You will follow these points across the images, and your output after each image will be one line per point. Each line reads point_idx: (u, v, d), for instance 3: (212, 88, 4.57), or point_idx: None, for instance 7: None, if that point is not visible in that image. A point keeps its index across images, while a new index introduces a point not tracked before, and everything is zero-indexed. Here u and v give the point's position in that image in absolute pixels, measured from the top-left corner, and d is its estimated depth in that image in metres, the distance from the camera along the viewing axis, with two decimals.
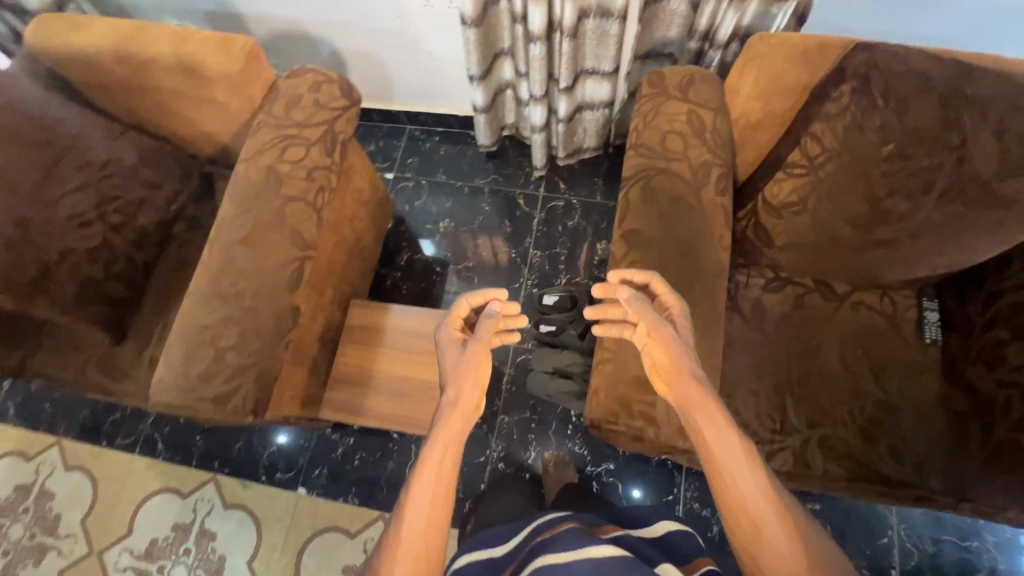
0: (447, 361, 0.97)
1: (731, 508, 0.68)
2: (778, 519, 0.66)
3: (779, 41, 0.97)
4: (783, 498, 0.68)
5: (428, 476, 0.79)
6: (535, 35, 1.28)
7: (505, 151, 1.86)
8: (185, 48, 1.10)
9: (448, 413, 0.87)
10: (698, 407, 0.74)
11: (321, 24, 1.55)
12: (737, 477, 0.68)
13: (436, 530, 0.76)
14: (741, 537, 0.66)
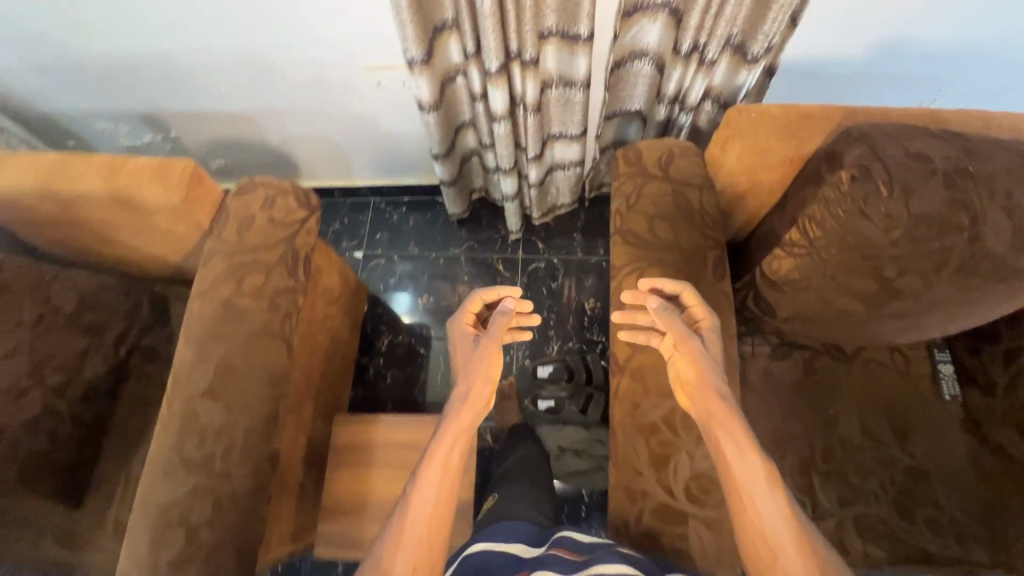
0: (456, 358, 0.89)
1: (746, 531, 0.68)
2: (796, 546, 0.66)
3: (760, 114, 0.92)
4: (803, 526, 0.67)
5: (434, 480, 0.79)
6: (498, 116, 1.20)
7: (476, 215, 1.78)
8: (117, 180, 0.99)
9: (457, 414, 0.83)
10: (725, 427, 0.72)
11: (268, 114, 1.46)
12: (757, 501, 0.68)
13: (440, 529, 0.77)
14: (754, 559, 0.67)
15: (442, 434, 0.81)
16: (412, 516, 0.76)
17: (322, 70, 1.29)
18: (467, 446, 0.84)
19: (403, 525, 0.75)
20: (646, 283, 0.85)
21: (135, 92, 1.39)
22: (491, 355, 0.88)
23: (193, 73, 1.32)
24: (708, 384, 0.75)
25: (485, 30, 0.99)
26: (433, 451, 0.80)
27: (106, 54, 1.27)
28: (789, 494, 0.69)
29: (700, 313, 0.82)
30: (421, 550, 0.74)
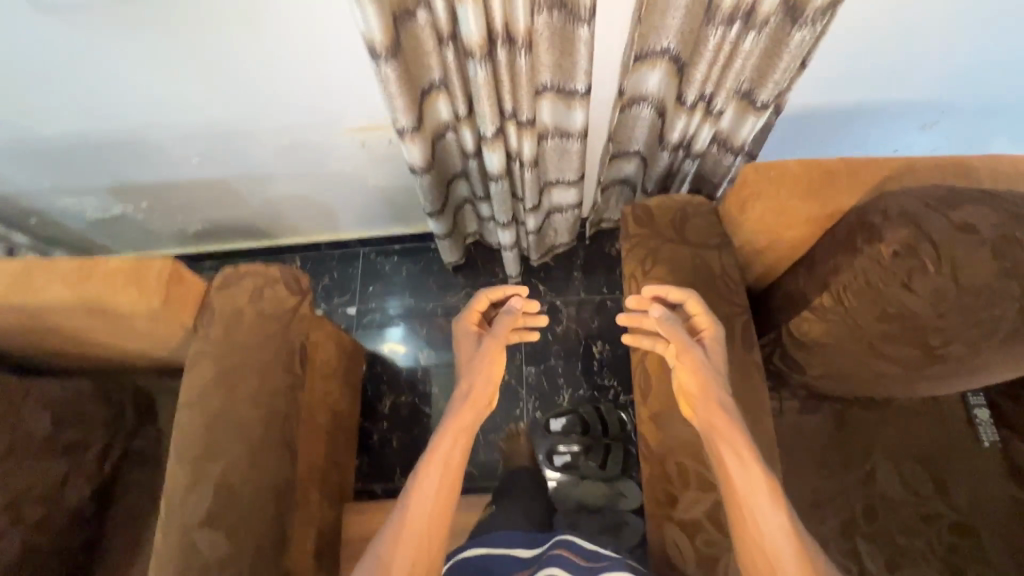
0: (462, 359, 0.93)
1: (745, 541, 0.67)
2: (795, 559, 0.64)
3: (778, 173, 0.87)
4: (803, 541, 0.66)
5: (435, 478, 0.78)
6: (495, 175, 1.12)
7: (472, 260, 1.71)
8: (86, 288, 0.90)
9: (460, 412, 0.85)
10: (726, 438, 0.73)
11: (245, 179, 1.36)
12: (757, 512, 0.67)
13: (438, 528, 0.76)
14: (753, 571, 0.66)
15: (444, 431, 0.83)
16: (407, 527, 0.74)
17: (302, 134, 1.21)
18: (467, 443, 0.85)
19: (399, 533, 0.74)
20: (650, 289, 0.86)
21: (100, 168, 1.29)
22: (495, 352, 0.91)
23: (161, 146, 1.22)
24: (711, 394, 0.76)
25: (479, 98, 0.91)
26: (434, 452, 0.81)
27: (65, 133, 1.17)
28: (791, 509, 0.69)
29: (701, 322, 0.83)
30: (419, 547, 0.73)
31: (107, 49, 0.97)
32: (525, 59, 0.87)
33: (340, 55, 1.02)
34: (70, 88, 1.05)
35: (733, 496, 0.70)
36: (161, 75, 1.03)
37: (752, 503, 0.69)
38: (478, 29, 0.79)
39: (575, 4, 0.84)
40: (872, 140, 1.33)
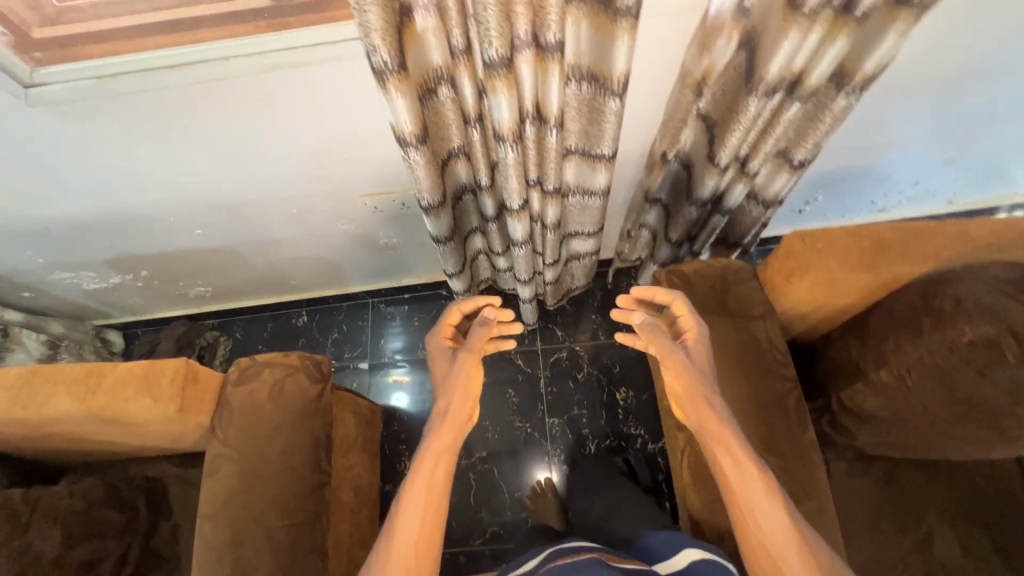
0: (438, 378, 0.89)
1: (748, 537, 0.69)
2: (798, 551, 0.66)
3: (825, 243, 0.83)
4: (802, 531, 0.68)
5: (418, 503, 0.74)
6: (517, 240, 1.07)
7: None
8: (93, 400, 0.83)
9: (439, 429, 0.80)
10: (718, 440, 0.73)
11: (251, 245, 1.31)
12: (757, 510, 0.69)
13: (429, 553, 0.72)
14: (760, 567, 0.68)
15: (422, 454, 0.79)
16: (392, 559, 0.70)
17: (309, 201, 1.15)
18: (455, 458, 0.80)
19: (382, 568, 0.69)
20: (633, 294, 0.85)
21: (95, 242, 1.21)
22: (472, 365, 0.86)
23: (162, 220, 1.16)
24: (697, 395, 0.76)
25: (505, 175, 0.87)
26: (414, 477, 0.76)
27: (58, 214, 1.09)
28: (787, 501, 0.70)
29: (684, 323, 0.83)
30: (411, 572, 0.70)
31: (100, 135, 0.88)
32: (554, 136, 0.81)
33: (352, 131, 0.95)
34: (63, 172, 0.97)
35: (734, 497, 0.71)
36: (163, 160, 0.96)
37: (750, 502, 0.70)
38: (509, 115, 0.74)
39: (607, 79, 0.78)
40: (891, 168, 1.31)
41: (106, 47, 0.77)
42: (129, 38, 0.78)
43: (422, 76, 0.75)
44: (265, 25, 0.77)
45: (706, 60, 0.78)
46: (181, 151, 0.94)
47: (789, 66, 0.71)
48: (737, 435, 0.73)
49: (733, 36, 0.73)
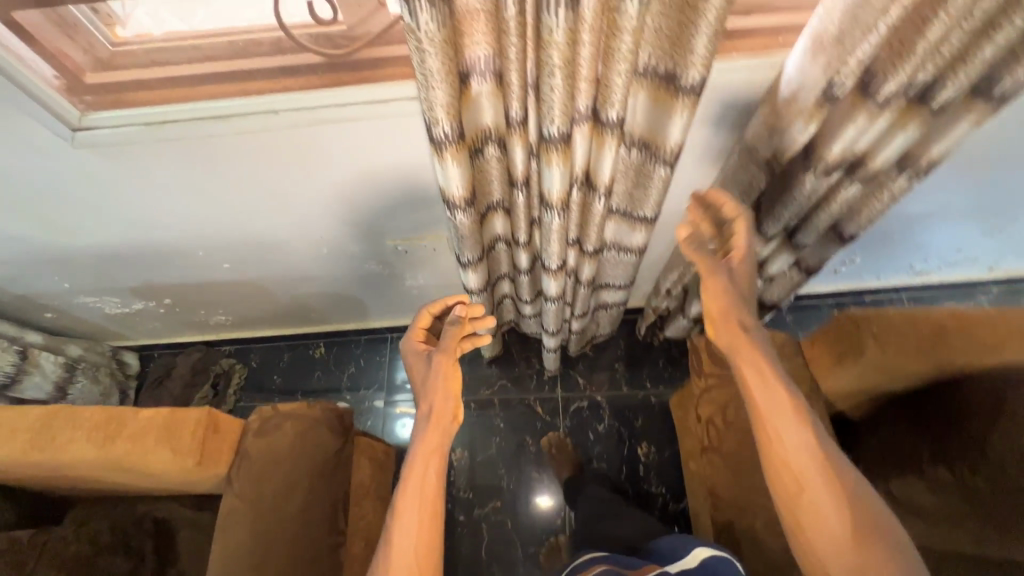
0: (416, 386, 0.78)
1: (772, 465, 0.58)
2: (824, 479, 0.56)
3: (883, 327, 0.79)
4: (833, 458, 0.57)
5: (413, 521, 0.63)
6: (550, 296, 1.04)
7: (507, 348, 1.63)
8: (111, 449, 0.81)
9: (425, 431, 0.70)
10: (749, 361, 0.63)
11: (277, 280, 1.29)
12: (785, 435, 0.58)
13: (431, 567, 0.62)
14: (785, 499, 0.57)
15: (408, 475, 0.67)
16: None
17: (337, 242, 1.14)
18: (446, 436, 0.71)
19: None
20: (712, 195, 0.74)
21: (123, 271, 1.21)
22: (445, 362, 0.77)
23: (193, 254, 1.15)
24: (731, 314, 0.65)
25: (547, 238, 0.85)
26: (405, 496, 0.65)
27: (91, 244, 1.09)
28: (823, 433, 0.59)
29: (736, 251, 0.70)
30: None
31: (139, 175, 0.87)
32: (600, 201, 0.78)
33: (391, 181, 0.93)
34: (101, 207, 0.96)
35: (761, 429, 0.60)
36: (199, 200, 0.95)
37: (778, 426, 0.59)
38: (560, 185, 0.72)
39: (658, 148, 0.75)
40: (941, 237, 1.26)
41: (159, 94, 0.77)
42: (180, 87, 0.77)
43: (471, 137, 0.74)
44: (318, 80, 0.76)
45: (777, 141, 0.72)
46: (219, 193, 0.94)
47: (852, 148, 0.68)
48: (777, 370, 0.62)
49: (813, 118, 0.65)
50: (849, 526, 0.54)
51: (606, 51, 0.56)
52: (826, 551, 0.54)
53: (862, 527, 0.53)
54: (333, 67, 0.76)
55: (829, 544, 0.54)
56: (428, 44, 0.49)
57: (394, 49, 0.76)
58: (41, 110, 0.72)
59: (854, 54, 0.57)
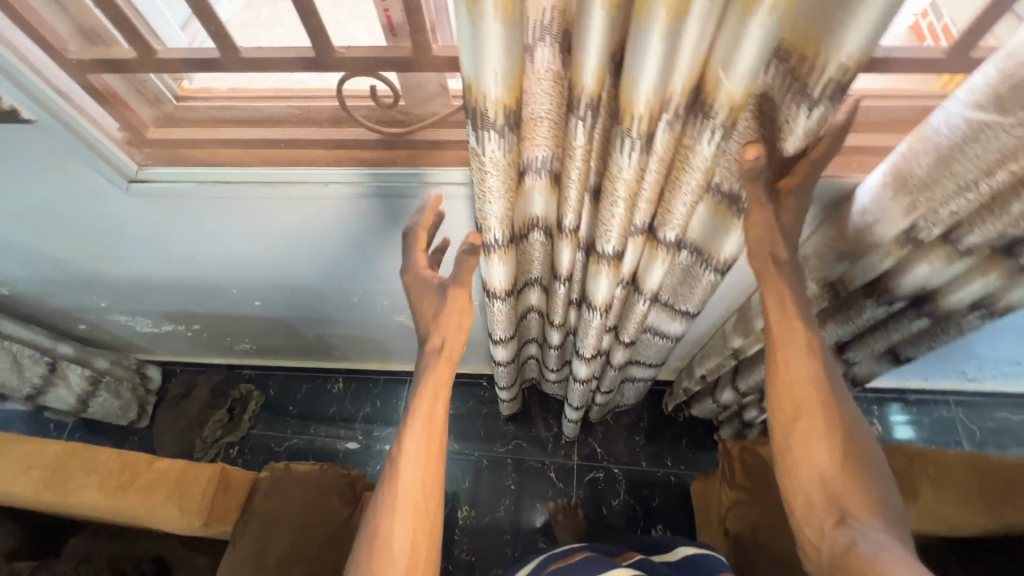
0: (426, 319, 0.70)
1: (776, 391, 0.59)
2: (823, 408, 0.57)
3: (938, 469, 0.74)
4: (838, 388, 0.57)
5: (416, 448, 0.65)
6: (580, 377, 1.01)
7: (526, 406, 1.59)
8: (120, 500, 0.80)
9: (435, 365, 0.67)
10: (772, 283, 0.60)
11: (306, 320, 1.29)
12: (793, 360, 0.58)
13: (435, 491, 0.65)
14: (779, 423, 0.58)
15: (419, 409, 0.66)
16: (394, 522, 0.61)
17: (370, 294, 1.13)
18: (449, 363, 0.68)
19: (391, 506, 0.62)
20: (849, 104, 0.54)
21: (159, 298, 1.22)
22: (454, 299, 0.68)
23: (227, 290, 1.16)
24: (765, 237, 0.59)
25: (585, 330, 0.83)
26: (411, 424, 0.65)
27: (132, 273, 1.11)
28: (831, 360, 0.59)
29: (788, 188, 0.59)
30: (418, 529, 0.62)
31: (187, 222, 0.88)
32: (642, 302, 0.76)
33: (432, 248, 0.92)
34: (146, 244, 0.98)
35: (772, 341, 0.59)
36: (239, 245, 0.96)
37: (789, 352, 0.59)
38: (604, 291, 0.70)
39: (711, 256, 0.71)
40: (1004, 356, 1.19)
41: (215, 153, 0.77)
42: (235, 149, 0.77)
43: (519, 226, 0.72)
44: (372, 155, 0.75)
45: (846, 267, 0.70)
46: (263, 244, 0.95)
47: (924, 284, 0.65)
48: (800, 298, 0.60)
49: (890, 255, 0.64)
50: (836, 447, 0.56)
51: (670, 181, 0.55)
52: (808, 462, 0.56)
53: (854, 452, 0.56)
54: (389, 144, 0.75)
55: (812, 458, 0.56)
56: (494, 166, 0.51)
57: (452, 132, 0.75)
58: (100, 160, 0.74)
59: (946, 207, 0.55)
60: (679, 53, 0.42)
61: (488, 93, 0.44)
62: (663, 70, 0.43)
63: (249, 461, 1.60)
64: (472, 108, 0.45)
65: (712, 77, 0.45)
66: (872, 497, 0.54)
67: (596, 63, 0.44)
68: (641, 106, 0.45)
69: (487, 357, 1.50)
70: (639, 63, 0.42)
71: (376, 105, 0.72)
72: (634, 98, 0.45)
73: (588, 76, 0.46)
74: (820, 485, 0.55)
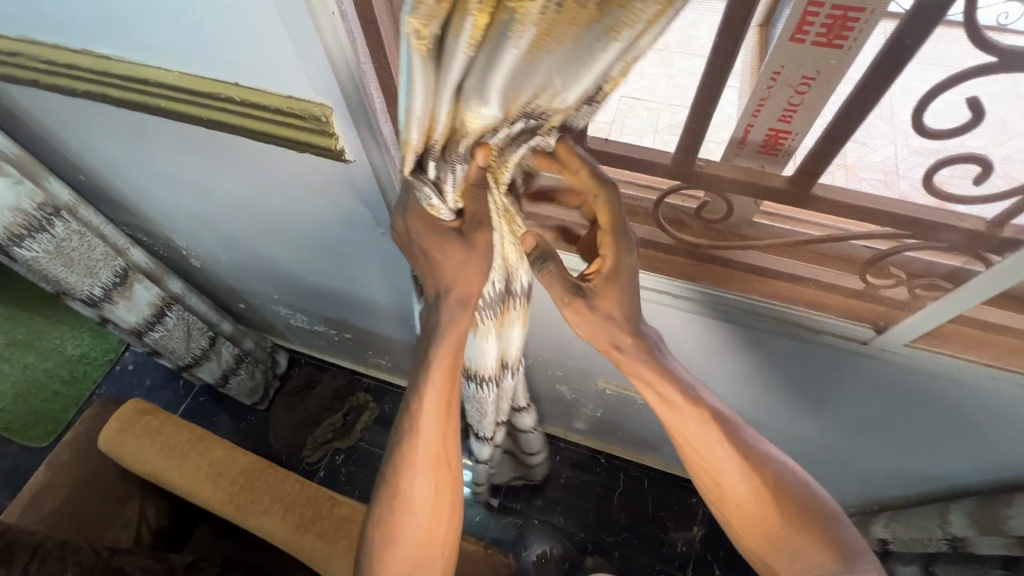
0: (442, 271, 0.55)
1: (691, 461, 0.61)
2: (738, 469, 0.59)
3: None
4: (743, 448, 0.60)
5: (436, 411, 0.60)
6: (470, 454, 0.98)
7: (642, 498, 1.51)
8: (305, 537, 0.77)
9: (455, 325, 0.57)
10: (644, 377, 0.60)
11: None
12: (699, 435, 0.59)
13: (450, 449, 0.63)
14: (707, 488, 0.62)
15: (436, 368, 0.58)
16: (414, 479, 0.62)
17: (547, 362, 1.10)
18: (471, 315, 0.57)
19: (409, 468, 0.61)
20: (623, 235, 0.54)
21: (336, 306, 1.24)
22: (462, 276, 0.54)
23: (403, 318, 1.15)
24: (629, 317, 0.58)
25: (476, 407, 0.83)
26: (430, 383, 0.58)
27: (325, 281, 1.12)
28: (728, 420, 0.60)
29: (602, 283, 0.56)
30: (439, 481, 0.63)
31: None
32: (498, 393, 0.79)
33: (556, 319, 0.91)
34: (361, 267, 0.99)
35: (678, 434, 0.60)
36: None
37: (686, 434, 0.60)
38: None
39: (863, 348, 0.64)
40: None
41: None
42: None
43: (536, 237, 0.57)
44: (663, 257, 0.67)
45: None
46: None
47: None
48: (680, 382, 0.60)
49: None
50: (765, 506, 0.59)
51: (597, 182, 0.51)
52: (750, 526, 0.61)
53: (783, 513, 0.58)
54: (691, 257, 0.66)
55: (752, 524, 0.60)
56: (431, 192, 0.49)
57: (768, 258, 0.63)
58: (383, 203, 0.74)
59: None
60: (533, 76, 0.41)
61: (413, 141, 0.44)
62: (503, 91, 0.41)
63: (352, 473, 1.59)
64: (407, 166, 0.46)
65: (551, 92, 0.42)
66: (819, 532, 0.58)
67: (441, 107, 0.42)
68: (484, 120, 0.44)
69: (623, 439, 1.41)
70: (491, 80, 0.40)
71: (695, 214, 0.62)
72: (468, 117, 0.44)
73: (443, 124, 0.44)
74: (761, 531, 0.60)
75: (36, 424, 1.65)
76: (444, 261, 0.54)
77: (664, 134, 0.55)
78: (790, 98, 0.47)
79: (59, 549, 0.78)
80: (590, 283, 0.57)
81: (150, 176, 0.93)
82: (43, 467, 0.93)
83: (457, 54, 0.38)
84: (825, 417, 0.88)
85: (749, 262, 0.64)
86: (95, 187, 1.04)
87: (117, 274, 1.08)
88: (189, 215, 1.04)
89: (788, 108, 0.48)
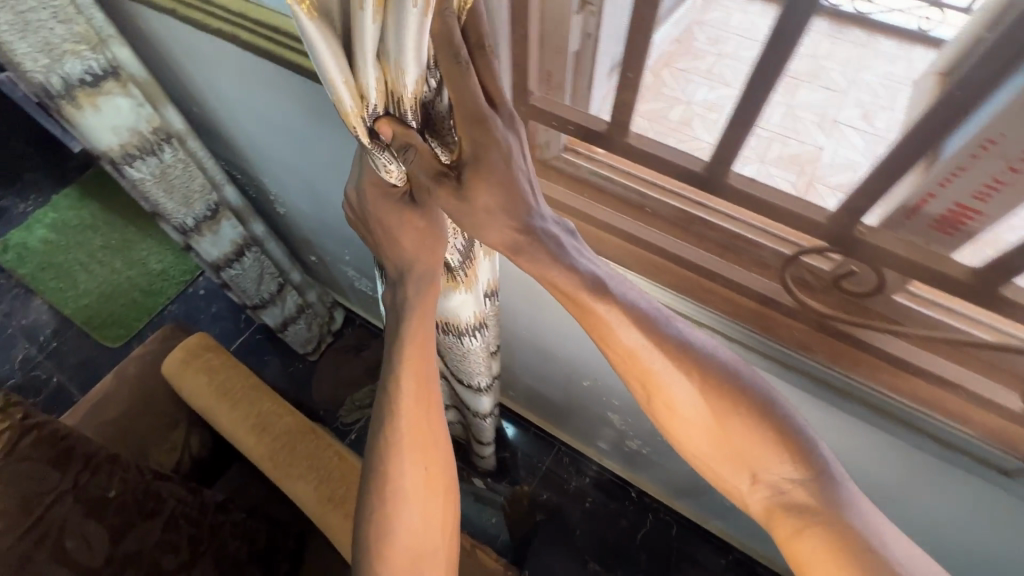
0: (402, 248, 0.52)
1: (620, 366, 0.47)
2: (677, 368, 0.45)
3: None
4: (674, 344, 0.45)
5: (411, 378, 0.55)
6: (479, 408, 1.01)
7: (667, 546, 1.43)
8: (334, 513, 0.76)
9: (431, 285, 0.54)
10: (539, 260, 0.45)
11: (514, 362, 1.21)
12: (621, 329, 0.45)
13: (433, 418, 0.56)
14: (647, 401, 0.47)
15: (410, 338, 0.54)
16: (401, 462, 0.55)
17: (605, 388, 1.04)
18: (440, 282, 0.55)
19: (396, 446, 0.55)
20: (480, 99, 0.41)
21: None
22: (426, 247, 0.52)
23: None
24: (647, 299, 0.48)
25: (466, 362, 0.84)
26: (408, 353, 0.54)
27: None
28: (655, 313, 0.46)
29: (467, 170, 0.42)
30: (431, 468, 0.56)
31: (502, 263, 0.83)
32: (481, 337, 0.79)
33: None
34: None
35: (593, 335, 0.46)
36: (523, 293, 0.89)
37: (608, 330, 0.45)
38: None
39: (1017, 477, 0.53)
40: None
41: None
42: None
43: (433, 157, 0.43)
44: (788, 321, 0.58)
45: None
46: (551, 307, 0.88)
47: None
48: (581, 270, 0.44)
49: None
50: (713, 412, 0.45)
51: (441, 50, 0.40)
52: (707, 444, 0.46)
53: (738, 415, 0.44)
54: (816, 327, 0.57)
55: (710, 439, 0.45)
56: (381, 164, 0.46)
57: (922, 355, 0.53)
58: None
59: None
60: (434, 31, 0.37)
61: (353, 109, 0.41)
62: (414, 52, 0.38)
63: None
64: (358, 136, 0.42)
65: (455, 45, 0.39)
66: (781, 436, 0.44)
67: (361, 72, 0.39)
68: (407, 83, 0.40)
69: (663, 481, 1.32)
70: (405, 46, 0.37)
71: (840, 288, 0.55)
72: (394, 84, 0.40)
73: (373, 89, 0.40)
74: (718, 445, 0.45)
75: (112, 326, 1.76)
76: (401, 233, 0.51)
77: (771, 166, 0.54)
78: (997, 173, 0.40)
79: (109, 463, 0.79)
80: (459, 170, 0.43)
81: (257, 120, 0.94)
82: (110, 376, 0.96)
83: (364, 19, 0.35)
84: (914, 523, 0.77)
85: (898, 355, 0.54)
86: (204, 120, 1.06)
87: (209, 207, 1.12)
88: (284, 165, 1.05)
89: (989, 182, 0.41)
